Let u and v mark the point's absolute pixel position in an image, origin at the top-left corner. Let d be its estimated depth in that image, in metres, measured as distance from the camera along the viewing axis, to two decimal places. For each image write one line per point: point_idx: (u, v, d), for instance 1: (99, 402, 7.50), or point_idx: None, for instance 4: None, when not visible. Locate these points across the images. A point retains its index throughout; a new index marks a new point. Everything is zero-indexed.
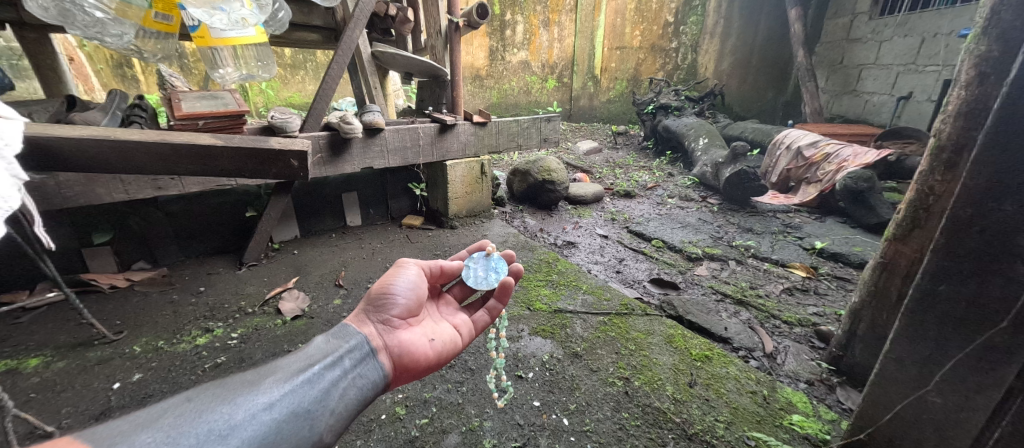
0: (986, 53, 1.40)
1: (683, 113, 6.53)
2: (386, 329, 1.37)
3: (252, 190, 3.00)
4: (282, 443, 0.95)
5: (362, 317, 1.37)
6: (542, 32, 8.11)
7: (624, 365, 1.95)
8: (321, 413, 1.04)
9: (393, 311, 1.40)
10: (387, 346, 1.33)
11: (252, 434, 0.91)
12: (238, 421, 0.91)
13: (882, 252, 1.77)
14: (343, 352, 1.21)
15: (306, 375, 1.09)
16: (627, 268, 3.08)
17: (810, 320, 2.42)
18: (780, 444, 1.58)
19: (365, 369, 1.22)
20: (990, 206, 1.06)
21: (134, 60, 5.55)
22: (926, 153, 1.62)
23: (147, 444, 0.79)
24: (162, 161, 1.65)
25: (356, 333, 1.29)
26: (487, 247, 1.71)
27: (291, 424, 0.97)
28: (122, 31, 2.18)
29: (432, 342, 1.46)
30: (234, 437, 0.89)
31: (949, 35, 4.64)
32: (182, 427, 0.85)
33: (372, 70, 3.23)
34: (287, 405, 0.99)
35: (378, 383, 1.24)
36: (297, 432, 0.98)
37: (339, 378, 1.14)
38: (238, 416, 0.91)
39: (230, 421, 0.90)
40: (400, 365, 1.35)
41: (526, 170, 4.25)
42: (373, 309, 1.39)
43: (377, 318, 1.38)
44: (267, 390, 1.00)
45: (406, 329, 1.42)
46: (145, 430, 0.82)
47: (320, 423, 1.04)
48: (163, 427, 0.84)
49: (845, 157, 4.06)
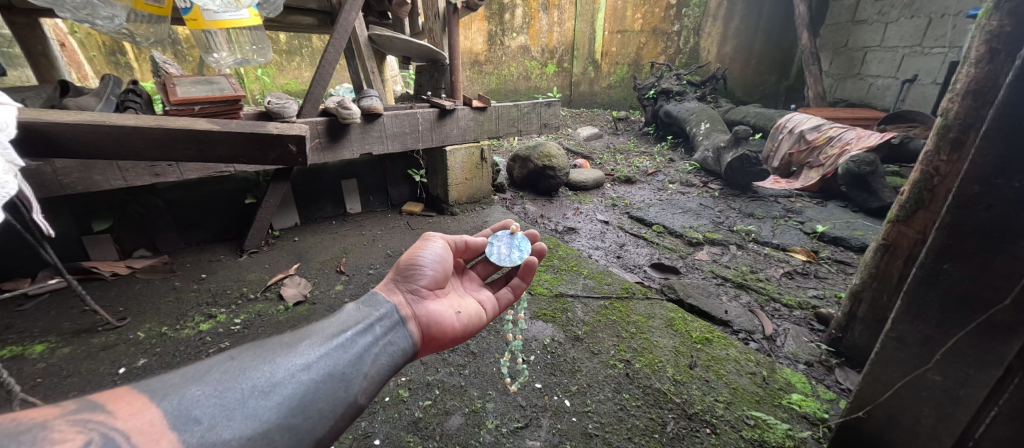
0: (997, 29, 1.38)
1: (684, 97, 6.47)
2: (415, 299, 1.38)
3: (251, 177, 3.00)
4: (320, 403, 0.95)
5: (391, 286, 1.38)
6: (542, 15, 7.79)
7: (625, 348, 1.97)
8: (357, 377, 1.05)
9: (421, 282, 1.41)
10: (415, 315, 1.33)
11: (293, 392, 0.92)
12: (279, 379, 0.93)
13: (884, 233, 1.77)
14: (374, 320, 1.21)
15: (342, 340, 1.09)
16: (628, 253, 3.08)
17: (811, 303, 2.43)
18: (778, 423, 1.60)
19: (396, 336, 1.22)
20: (999, 182, 1.00)
21: (127, 46, 5.50)
22: (932, 132, 1.61)
23: (197, 397, 0.83)
24: (159, 146, 1.64)
25: (385, 301, 1.29)
26: (511, 227, 1.74)
27: (327, 384, 0.98)
28: (113, 13, 2.14)
29: (458, 315, 1.47)
30: (277, 394, 0.91)
31: (956, 16, 4.53)
32: (227, 382, 0.88)
33: (369, 54, 3.18)
34: (323, 367, 1.01)
35: (407, 351, 1.23)
36: (333, 393, 0.98)
37: (371, 344, 1.14)
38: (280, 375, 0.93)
39: (272, 378, 0.93)
40: (428, 335, 1.35)
41: (527, 156, 4.21)
42: (401, 279, 1.40)
43: (405, 287, 1.38)
44: (304, 352, 1.01)
45: (433, 300, 1.42)
46: (194, 384, 0.86)
47: (355, 386, 1.04)
48: (210, 381, 0.87)
49: (848, 141, 4.04)
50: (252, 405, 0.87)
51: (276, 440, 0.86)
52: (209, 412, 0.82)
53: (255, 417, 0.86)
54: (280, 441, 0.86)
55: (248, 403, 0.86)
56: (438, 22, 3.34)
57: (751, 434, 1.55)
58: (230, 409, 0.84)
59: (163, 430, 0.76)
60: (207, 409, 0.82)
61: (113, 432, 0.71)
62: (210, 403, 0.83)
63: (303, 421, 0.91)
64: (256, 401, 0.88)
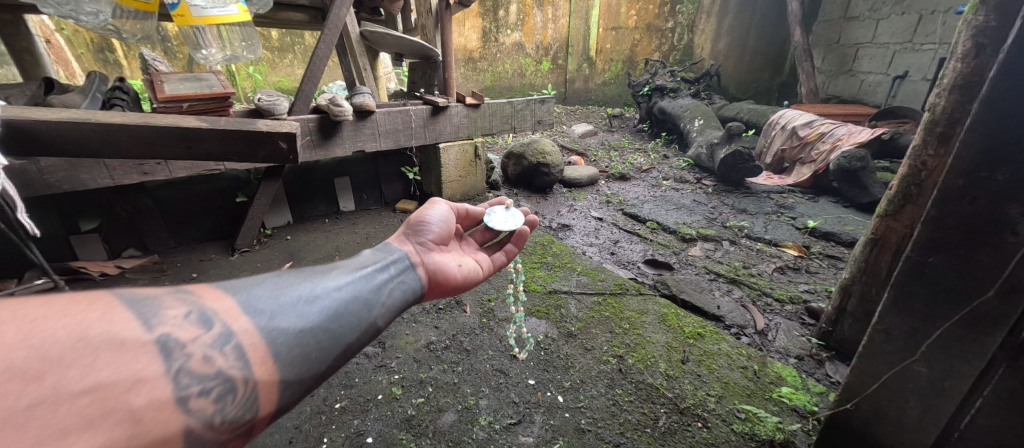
0: (983, 24, 1.39)
1: (678, 94, 6.48)
2: (423, 249, 1.43)
3: (242, 176, 2.98)
4: (353, 318, 0.99)
5: (400, 237, 1.43)
6: (536, 12, 7.77)
7: (618, 344, 1.98)
8: (384, 302, 1.10)
9: (428, 236, 1.47)
10: (423, 262, 1.38)
11: (331, 304, 0.97)
12: (319, 292, 0.98)
13: (873, 228, 1.79)
14: (389, 262, 1.25)
15: (368, 271, 1.15)
16: (622, 249, 3.09)
17: (802, 298, 2.45)
18: (769, 416, 1.62)
19: (408, 277, 1.26)
20: (982, 175, 1.01)
21: (115, 44, 5.43)
22: (919, 127, 1.62)
23: (255, 294, 0.88)
24: (146, 144, 1.62)
25: (398, 247, 1.34)
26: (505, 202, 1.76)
27: (358, 304, 1.03)
28: (98, 9, 2.09)
29: (460, 267, 1.51)
30: (318, 303, 0.95)
31: (946, 12, 4.56)
32: (277, 287, 0.93)
33: (361, 51, 3.16)
34: (353, 289, 1.05)
35: (417, 290, 1.27)
36: (363, 311, 1.03)
37: (389, 280, 1.18)
38: (322, 288, 0.99)
39: (314, 289, 0.98)
40: (435, 280, 1.39)
41: (521, 154, 4.20)
42: (410, 232, 1.45)
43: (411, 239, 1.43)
44: (336, 276, 1.06)
45: (438, 252, 1.48)
46: (248, 286, 0.90)
47: (379, 310, 1.08)
48: (264, 285, 0.92)
49: (839, 136, 4.08)
50: (299, 308, 0.91)
51: (320, 338, 0.91)
52: (267, 307, 0.87)
53: (303, 316, 0.90)
54: (324, 342, 0.91)
55: (296, 304, 0.91)
56: (430, 18, 3.32)
57: (742, 428, 1.57)
58: (285, 306, 0.90)
59: (235, 313, 0.82)
60: (265, 304, 0.88)
61: (206, 307, 0.80)
62: (269, 298, 0.89)
63: (341, 329, 0.95)
64: (302, 304, 0.92)
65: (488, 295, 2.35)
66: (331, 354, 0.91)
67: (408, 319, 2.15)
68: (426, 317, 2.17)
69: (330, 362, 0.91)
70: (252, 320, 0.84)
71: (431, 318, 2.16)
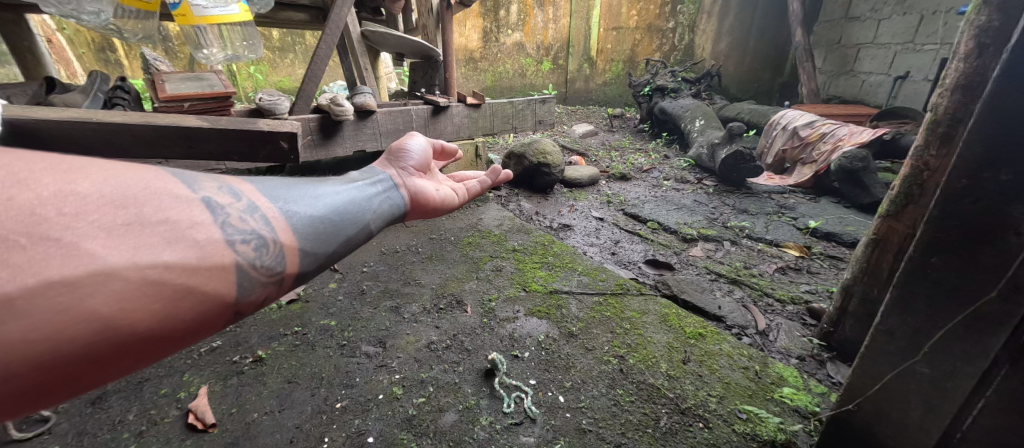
0: (986, 24, 1.39)
1: (679, 94, 6.47)
2: (406, 174, 1.55)
3: (242, 175, 2.99)
4: (351, 216, 1.11)
5: (385, 163, 1.54)
6: (537, 12, 7.76)
7: (619, 344, 1.97)
8: (375, 209, 1.22)
9: (409, 163, 1.60)
10: (407, 184, 1.50)
11: (333, 203, 1.08)
12: (321, 193, 1.08)
13: (875, 228, 1.78)
14: (377, 181, 1.36)
15: (359, 183, 1.27)
16: (623, 249, 3.09)
17: (803, 298, 2.45)
18: (770, 416, 1.61)
19: (394, 194, 1.38)
20: (986, 175, 1.00)
21: (116, 43, 5.45)
22: (922, 127, 1.62)
23: (269, 184, 0.99)
24: (147, 144, 1.61)
25: (383, 171, 1.46)
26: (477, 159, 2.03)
27: (353, 206, 1.14)
28: (99, 9, 2.08)
29: (438, 191, 1.66)
30: (321, 201, 1.07)
31: (948, 12, 4.55)
32: (284, 184, 1.03)
33: (362, 50, 3.15)
34: (349, 196, 1.16)
35: (402, 205, 1.40)
36: (358, 213, 1.14)
37: (377, 194, 1.29)
38: (323, 187, 1.09)
39: (316, 190, 1.08)
40: (418, 201, 1.53)
41: (521, 154, 4.20)
42: (393, 159, 1.58)
43: (399, 163, 1.57)
44: (333, 184, 1.16)
45: (418, 178, 1.61)
46: (262, 179, 1.00)
47: (370, 215, 1.19)
48: (273, 181, 1.02)
49: (840, 136, 4.08)
50: (306, 201, 1.03)
51: (326, 227, 1.02)
52: (280, 196, 0.99)
53: (309, 208, 1.01)
54: (328, 230, 1.03)
55: (303, 196, 1.02)
56: (432, 18, 3.32)
57: (743, 428, 1.56)
58: (296, 197, 1.02)
59: (256, 195, 0.93)
60: (279, 193, 0.99)
61: (232, 185, 0.89)
62: (281, 189, 1.00)
63: (342, 223, 1.07)
64: (308, 198, 1.04)
65: (489, 295, 2.35)
66: (335, 239, 1.04)
67: (409, 319, 2.15)
68: (426, 317, 2.17)
69: (335, 245, 1.04)
70: (271, 203, 0.95)
71: (432, 318, 2.16)
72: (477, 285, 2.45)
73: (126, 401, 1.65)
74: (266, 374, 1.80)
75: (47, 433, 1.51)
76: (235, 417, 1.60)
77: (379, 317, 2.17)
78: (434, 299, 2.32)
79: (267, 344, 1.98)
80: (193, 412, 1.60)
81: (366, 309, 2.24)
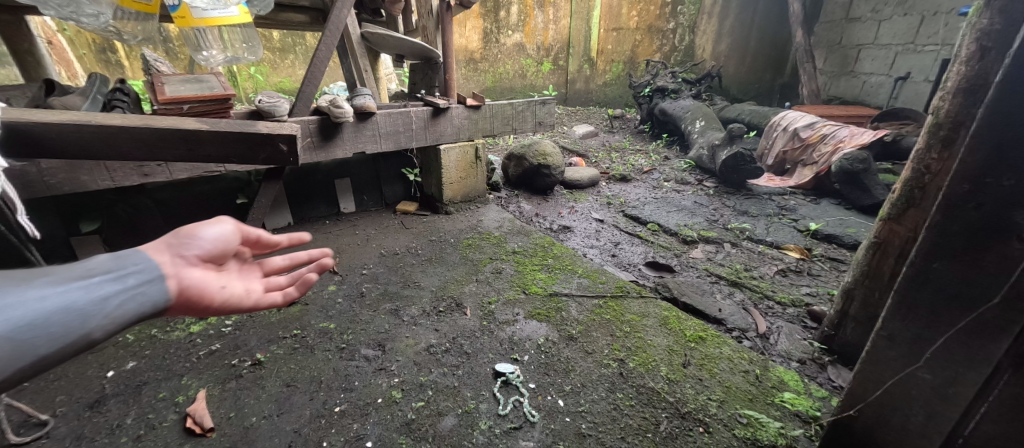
0: (988, 27, 1.39)
1: (680, 95, 6.46)
2: (178, 263, 1.07)
3: (242, 177, 2.96)
4: (46, 334, 0.79)
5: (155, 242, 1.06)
6: (537, 13, 7.75)
7: (619, 347, 1.97)
8: (119, 308, 0.89)
9: (194, 251, 1.11)
10: (175, 280, 1.04)
11: (18, 316, 0.76)
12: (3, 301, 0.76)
13: (876, 232, 1.78)
14: (136, 267, 0.97)
15: (101, 273, 0.91)
16: (623, 251, 3.08)
17: (803, 301, 2.44)
18: (771, 421, 1.60)
19: (157, 288, 0.98)
20: (988, 180, 1.00)
21: (116, 44, 5.51)
22: (923, 130, 1.61)
23: None
24: (146, 146, 1.60)
25: (144, 256, 1.00)
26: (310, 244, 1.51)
27: (61, 319, 0.81)
28: (99, 11, 2.11)
29: (223, 289, 1.17)
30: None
31: (949, 13, 4.55)
32: None
33: (362, 52, 3.15)
34: (66, 297, 0.83)
35: (156, 310, 0.97)
36: (65, 327, 0.81)
37: (132, 289, 0.93)
38: (7, 292, 0.77)
39: (3, 297, 0.77)
40: (181, 306, 1.05)
41: (521, 155, 4.19)
42: (170, 240, 1.09)
43: (174, 249, 1.08)
44: (47, 282, 0.84)
45: (201, 269, 1.12)
46: None
47: (100, 324, 0.86)
48: None
49: (841, 138, 4.07)
50: None
51: None
52: None
53: None
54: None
55: None
56: (432, 19, 3.32)
57: (744, 433, 1.55)
58: None
59: None
60: None
61: None
62: None
63: (26, 344, 0.76)
64: None
65: (489, 297, 2.35)
66: (10, 368, 0.75)
67: (408, 322, 2.15)
68: (426, 319, 2.17)
69: (9, 375, 0.75)
70: None
71: (431, 321, 2.15)
72: (477, 287, 2.44)
73: (124, 405, 1.65)
74: (265, 378, 1.79)
75: (45, 437, 1.51)
76: (233, 421, 1.59)
77: (378, 320, 2.16)
78: (433, 301, 2.32)
79: (266, 347, 1.97)
80: (191, 416, 1.59)
81: (365, 312, 2.23)
